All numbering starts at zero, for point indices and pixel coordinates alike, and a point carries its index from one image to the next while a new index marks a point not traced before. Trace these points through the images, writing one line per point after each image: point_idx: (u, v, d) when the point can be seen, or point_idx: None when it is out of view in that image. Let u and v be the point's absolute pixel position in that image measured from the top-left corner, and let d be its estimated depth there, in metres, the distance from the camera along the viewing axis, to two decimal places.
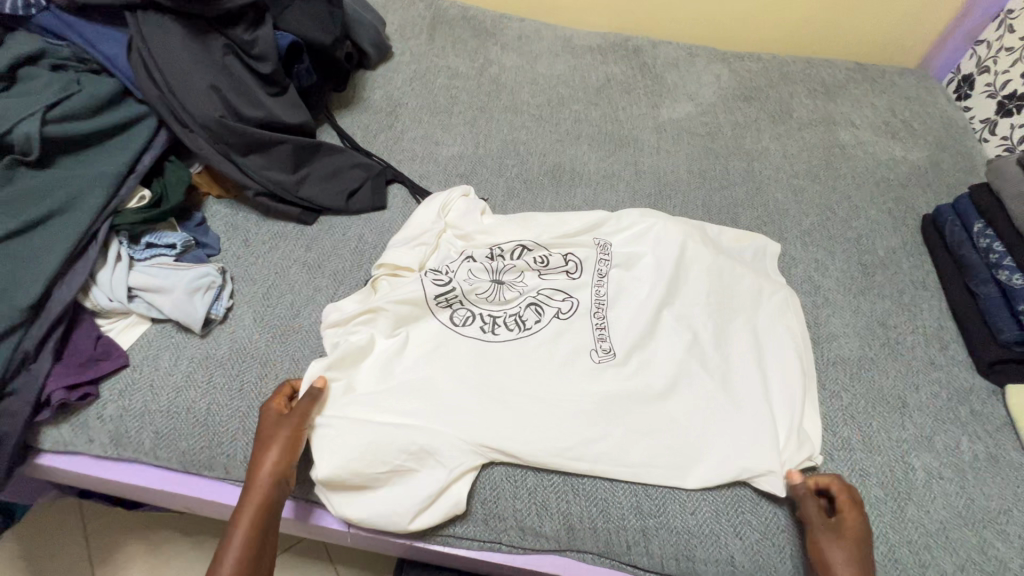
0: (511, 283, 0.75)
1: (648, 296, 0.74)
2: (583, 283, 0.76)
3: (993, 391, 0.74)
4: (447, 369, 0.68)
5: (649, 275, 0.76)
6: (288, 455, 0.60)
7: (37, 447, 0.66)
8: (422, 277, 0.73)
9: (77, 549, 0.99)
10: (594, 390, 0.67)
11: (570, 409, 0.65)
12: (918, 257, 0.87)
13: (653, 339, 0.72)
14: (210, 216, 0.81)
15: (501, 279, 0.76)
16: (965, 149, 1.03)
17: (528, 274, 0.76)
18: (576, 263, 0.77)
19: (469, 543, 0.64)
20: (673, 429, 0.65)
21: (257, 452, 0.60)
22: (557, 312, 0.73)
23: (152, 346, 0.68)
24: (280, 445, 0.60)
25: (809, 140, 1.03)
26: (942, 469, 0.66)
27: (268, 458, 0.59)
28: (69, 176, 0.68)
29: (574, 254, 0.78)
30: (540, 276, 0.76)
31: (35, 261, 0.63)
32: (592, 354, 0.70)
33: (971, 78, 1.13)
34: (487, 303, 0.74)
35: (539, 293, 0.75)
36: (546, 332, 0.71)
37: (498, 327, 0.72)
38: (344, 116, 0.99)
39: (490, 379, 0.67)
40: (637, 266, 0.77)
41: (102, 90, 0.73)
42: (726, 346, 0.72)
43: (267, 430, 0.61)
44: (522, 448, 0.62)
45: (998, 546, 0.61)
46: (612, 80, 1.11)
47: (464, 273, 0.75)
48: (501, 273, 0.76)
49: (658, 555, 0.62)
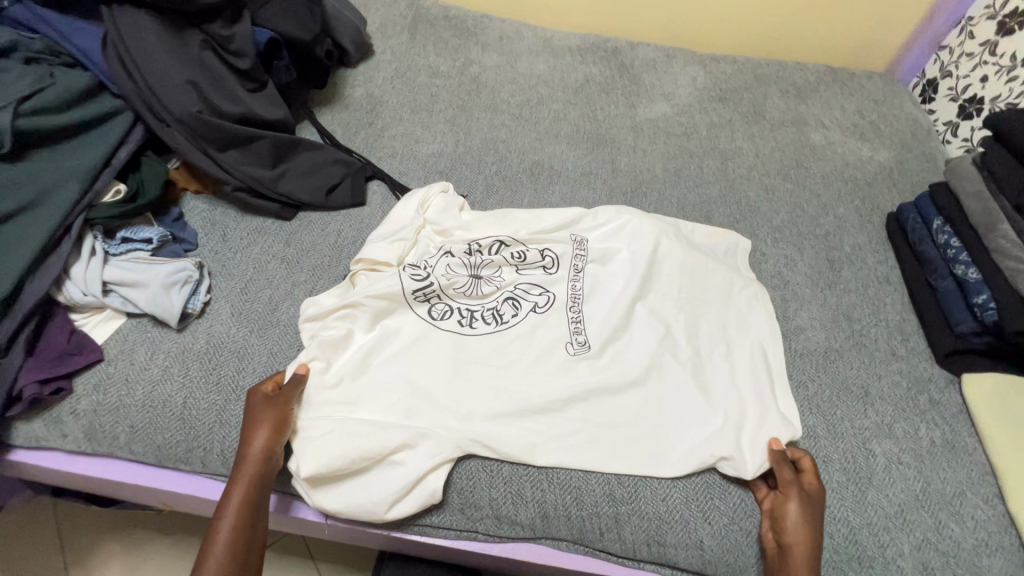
0: (488, 279, 0.77)
1: (623, 290, 0.76)
2: (560, 278, 0.77)
3: (950, 380, 0.77)
4: (426, 362, 0.69)
5: (624, 270, 0.78)
6: (278, 435, 0.60)
7: (10, 443, 0.65)
8: (400, 272, 0.74)
9: (51, 549, 0.98)
10: (568, 382, 0.68)
11: (547, 400, 0.67)
12: (883, 252, 0.91)
13: (627, 331, 0.73)
14: (188, 212, 0.81)
15: (479, 274, 0.77)
16: (928, 151, 1.07)
17: (505, 269, 0.78)
18: (553, 258, 0.79)
19: (447, 533, 0.65)
20: (645, 419, 0.67)
21: (246, 433, 0.60)
22: (534, 306, 0.75)
23: (128, 341, 0.68)
24: (268, 426, 0.60)
25: (781, 140, 1.06)
26: (901, 454, 0.69)
27: (257, 438, 0.60)
28: (43, 170, 0.68)
29: (552, 249, 0.80)
30: (517, 270, 0.78)
31: (7, 255, 0.63)
32: (568, 346, 0.71)
33: (935, 82, 1.17)
34: (465, 297, 0.75)
35: (516, 287, 0.76)
36: (523, 325, 0.73)
37: (476, 321, 0.73)
38: (325, 113, 0.99)
39: (467, 371, 0.68)
40: (613, 261, 0.79)
41: (76, 84, 0.72)
42: (697, 339, 0.74)
43: (256, 412, 0.61)
44: (500, 440, 0.64)
45: (952, 527, 0.64)
46: (591, 80, 1.13)
47: (442, 268, 0.76)
48: (479, 268, 0.77)
49: (630, 541, 0.63)
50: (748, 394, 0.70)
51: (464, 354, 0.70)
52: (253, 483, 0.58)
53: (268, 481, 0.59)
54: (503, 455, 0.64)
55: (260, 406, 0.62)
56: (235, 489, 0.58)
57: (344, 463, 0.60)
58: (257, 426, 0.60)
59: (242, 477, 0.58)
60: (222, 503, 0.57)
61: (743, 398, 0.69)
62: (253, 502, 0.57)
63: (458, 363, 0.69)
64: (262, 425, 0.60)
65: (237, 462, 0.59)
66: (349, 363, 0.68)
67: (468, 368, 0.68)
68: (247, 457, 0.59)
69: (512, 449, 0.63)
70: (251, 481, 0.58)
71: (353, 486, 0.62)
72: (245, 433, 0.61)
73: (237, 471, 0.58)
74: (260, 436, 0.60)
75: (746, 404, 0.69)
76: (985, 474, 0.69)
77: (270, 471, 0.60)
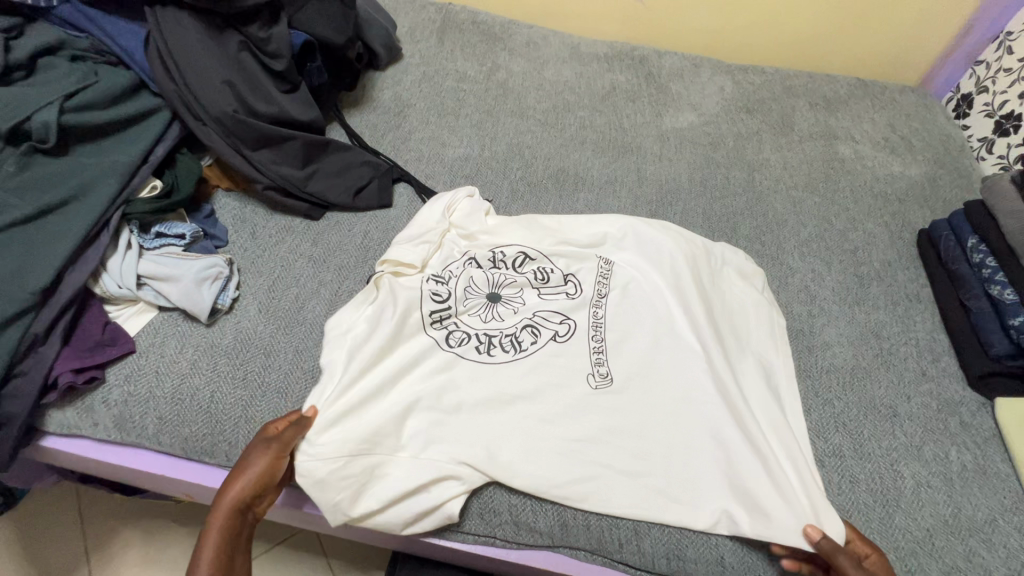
0: (507, 303, 0.77)
1: (645, 318, 0.75)
2: (583, 303, 0.76)
3: (982, 403, 0.75)
4: (446, 391, 0.67)
5: (647, 298, 0.77)
6: (265, 480, 0.59)
7: (43, 429, 0.67)
8: (422, 282, 0.75)
9: (73, 536, 1.00)
10: (587, 412, 0.67)
11: (567, 437, 0.65)
12: (913, 269, 0.89)
13: (654, 360, 0.72)
14: (219, 209, 0.83)
15: (499, 295, 0.77)
16: (962, 167, 1.05)
17: (527, 292, 0.78)
18: (576, 283, 0.78)
19: (465, 536, 0.65)
20: (670, 458, 0.64)
21: (236, 471, 0.59)
22: (554, 335, 0.74)
23: (159, 334, 0.70)
24: (255, 481, 0.58)
25: (809, 153, 1.05)
26: (930, 477, 0.67)
27: (243, 480, 0.58)
28: (85, 165, 0.70)
29: (575, 274, 0.79)
30: (539, 294, 0.77)
31: (49, 246, 0.65)
32: (590, 378, 0.70)
33: (970, 97, 1.15)
34: (483, 322, 0.74)
35: (536, 314, 0.75)
36: (544, 353, 0.72)
37: (494, 348, 0.72)
38: (354, 115, 1.01)
39: (486, 394, 0.67)
40: (636, 288, 0.78)
41: (118, 82, 0.74)
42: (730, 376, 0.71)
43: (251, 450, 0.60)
44: (521, 475, 0.62)
45: (983, 555, 0.62)
46: (617, 88, 1.13)
47: (461, 289, 0.76)
48: (499, 287, 0.77)
49: (649, 553, 0.63)
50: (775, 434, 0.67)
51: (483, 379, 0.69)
52: (235, 515, 0.57)
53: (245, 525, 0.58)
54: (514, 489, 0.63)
55: (257, 444, 0.60)
56: (212, 526, 0.56)
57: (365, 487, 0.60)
58: (245, 472, 0.59)
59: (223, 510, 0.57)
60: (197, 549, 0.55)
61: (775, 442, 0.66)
62: (235, 536, 0.57)
63: (477, 390, 0.68)
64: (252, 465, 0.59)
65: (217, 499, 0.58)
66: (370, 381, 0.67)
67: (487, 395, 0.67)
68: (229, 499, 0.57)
69: (527, 482, 0.62)
70: (234, 514, 0.57)
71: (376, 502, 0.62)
72: (233, 472, 0.59)
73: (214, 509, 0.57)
74: (250, 473, 0.58)
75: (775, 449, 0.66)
76: (1018, 502, 0.66)
77: (248, 516, 0.59)
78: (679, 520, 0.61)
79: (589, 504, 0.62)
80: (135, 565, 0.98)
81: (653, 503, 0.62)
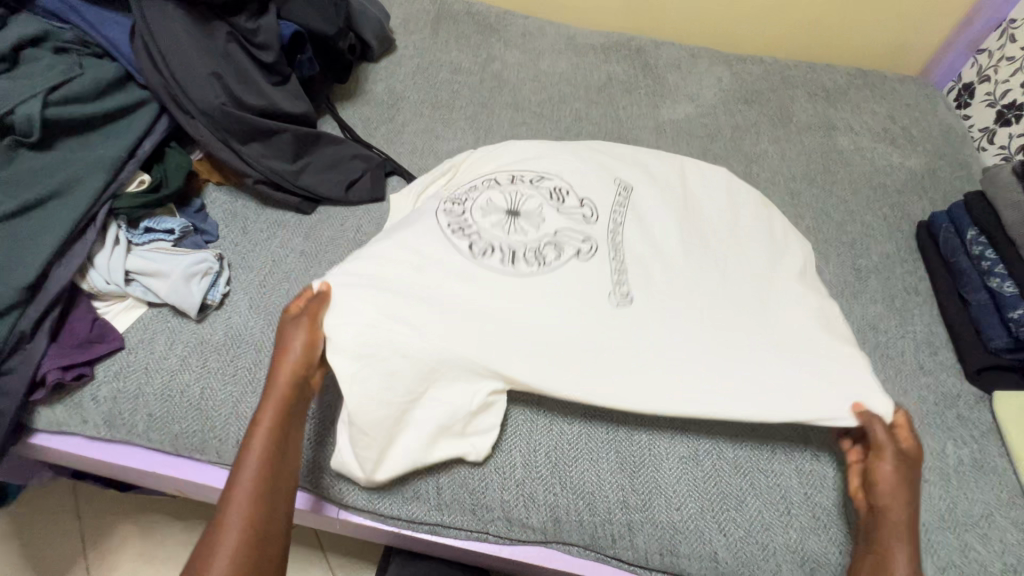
0: (526, 218, 0.68)
1: (691, 284, 0.67)
2: (604, 224, 0.69)
3: (980, 398, 0.74)
4: (447, 368, 0.66)
5: (672, 214, 0.72)
6: (309, 347, 0.60)
7: (33, 426, 0.67)
8: (436, 213, 0.70)
9: (70, 532, 1.00)
10: (589, 395, 0.67)
11: (565, 424, 0.66)
12: (912, 262, 0.88)
13: None
14: (209, 204, 0.81)
15: (517, 211, 0.69)
16: (963, 158, 1.04)
17: (546, 208, 0.69)
18: (594, 207, 0.70)
19: (457, 533, 0.65)
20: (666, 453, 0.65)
21: (281, 341, 0.60)
22: (576, 253, 0.66)
23: (148, 331, 0.69)
24: (300, 345, 0.60)
25: (808, 144, 1.03)
26: (927, 472, 0.67)
27: (294, 341, 0.60)
28: (70, 159, 0.69)
29: (589, 198, 0.71)
30: (559, 209, 0.69)
31: (34, 241, 0.64)
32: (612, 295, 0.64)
33: (971, 87, 1.13)
34: (502, 239, 0.67)
35: (559, 231, 0.67)
36: (568, 270, 0.65)
37: (518, 262, 0.65)
38: (347, 107, 0.99)
39: (498, 348, 0.61)
40: (659, 207, 0.73)
41: (104, 74, 0.73)
42: (776, 323, 0.66)
43: (287, 327, 0.61)
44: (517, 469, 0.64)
45: (977, 549, 0.62)
46: (613, 79, 1.11)
47: (476, 216, 0.69)
48: (518, 204, 0.69)
49: (642, 549, 0.63)
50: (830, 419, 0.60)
51: None
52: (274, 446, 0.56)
53: (298, 399, 0.59)
54: (516, 484, 0.64)
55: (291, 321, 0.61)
56: (242, 474, 0.55)
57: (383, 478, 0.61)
58: (290, 344, 0.60)
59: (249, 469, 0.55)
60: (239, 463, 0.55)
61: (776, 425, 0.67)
62: (274, 473, 0.55)
63: None
64: (298, 347, 0.60)
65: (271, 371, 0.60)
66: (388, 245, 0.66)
67: (497, 372, 0.66)
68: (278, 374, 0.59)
69: (519, 477, 0.64)
70: (268, 445, 0.56)
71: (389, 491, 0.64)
72: (280, 341, 0.61)
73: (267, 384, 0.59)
74: (296, 339, 0.60)
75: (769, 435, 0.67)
76: (1015, 496, 0.66)
77: (299, 389, 0.60)
78: (670, 514, 0.62)
79: (584, 498, 0.63)
80: (132, 560, 0.98)
81: (646, 498, 0.63)
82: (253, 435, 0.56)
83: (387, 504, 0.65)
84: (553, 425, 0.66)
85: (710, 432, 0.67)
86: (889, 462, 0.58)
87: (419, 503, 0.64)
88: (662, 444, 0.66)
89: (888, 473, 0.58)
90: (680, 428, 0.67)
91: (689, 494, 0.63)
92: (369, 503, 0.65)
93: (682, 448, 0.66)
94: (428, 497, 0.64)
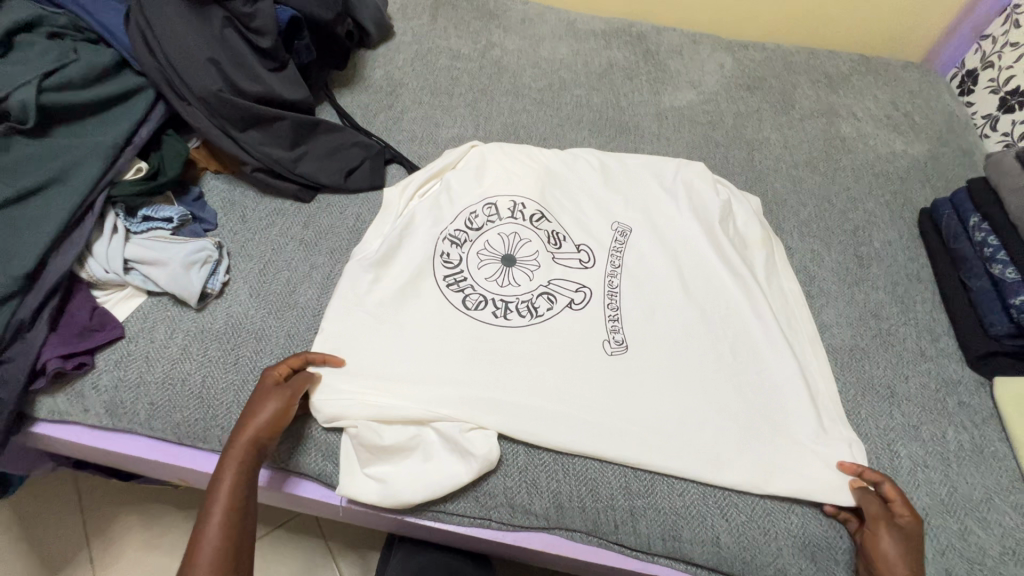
0: (523, 267, 0.77)
1: (678, 333, 0.72)
2: (597, 273, 0.76)
3: (981, 384, 0.74)
4: (444, 363, 0.67)
5: (659, 253, 0.79)
6: (281, 412, 0.60)
7: (34, 416, 0.67)
8: (436, 242, 0.77)
9: (73, 521, 1.00)
10: (590, 394, 0.66)
11: (566, 415, 0.65)
12: (913, 249, 0.87)
13: (656, 323, 0.73)
14: (208, 191, 0.81)
15: (514, 258, 0.77)
16: (966, 145, 1.04)
17: (542, 257, 0.77)
18: (590, 253, 0.78)
19: (460, 519, 0.65)
20: (674, 450, 0.63)
21: (248, 411, 0.60)
22: (570, 303, 0.73)
23: (149, 319, 0.69)
24: (267, 417, 0.59)
25: (810, 131, 1.03)
26: (927, 457, 0.67)
27: (258, 413, 0.59)
28: (66, 146, 0.68)
29: (588, 244, 0.79)
30: (553, 257, 0.78)
31: (32, 230, 0.63)
32: (605, 345, 0.70)
33: (974, 73, 1.12)
34: (499, 287, 0.74)
35: (551, 283, 0.75)
36: (559, 318, 0.72)
37: (511, 313, 0.72)
38: (345, 95, 0.98)
39: (495, 376, 0.67)
40: (649, 252, 0.79)
41: (99, 60, 0.72)
42: (756, 352, 0.72)
43: (262, 390, 0.61)
44: (517, 456, 0.64)
45: (976, 533, 0.62)
46: (615, 65, 1.10)
47: (472, 256, 0.77)
48: (514, 250, 0.78)
49: (645, 535, 0.63)
50: (805, 466, 0.63)
51: (489, 359, 0.68)
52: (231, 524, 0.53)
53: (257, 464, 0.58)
54: (518, 471, 0.64)
55: (269, 387, 0.61)
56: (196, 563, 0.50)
57: (386, 472, 0.63)
58: (255, 415, 0.59)
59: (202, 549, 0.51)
60: (196, 534, 0.52)
61: (783, 422, 0.67)
62: (233, 549, 0.52)
63: (485, 367, 0.67)
64: (261, 420, 0.59)
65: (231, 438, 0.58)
66: (398, 274, 0.73)
67: (499, 370, 0.67)
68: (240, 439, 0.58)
69: (520, 464, 0.64)
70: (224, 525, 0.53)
71: (389, 480, 0.62)
72: (244, 411, 0.60)
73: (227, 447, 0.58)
74: (263, 407, 0.60)
75: (777, 432, 0.66)
76: (1015, 481, 0.66)
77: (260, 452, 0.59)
78: (669, 507, 0.63)
79: (586, 489, 0.63)
80: (137, 548, 0.99)
81: (646, 493, 0.63)
82: (207, 514, 0.53)
83: None
84: None
85: None
86: (893, 537, 0.57)
87: None
88: None
89: (894, 552, 0.56)
90: None
91: (691, 491, 0.63)
92: None
93: None
94: None
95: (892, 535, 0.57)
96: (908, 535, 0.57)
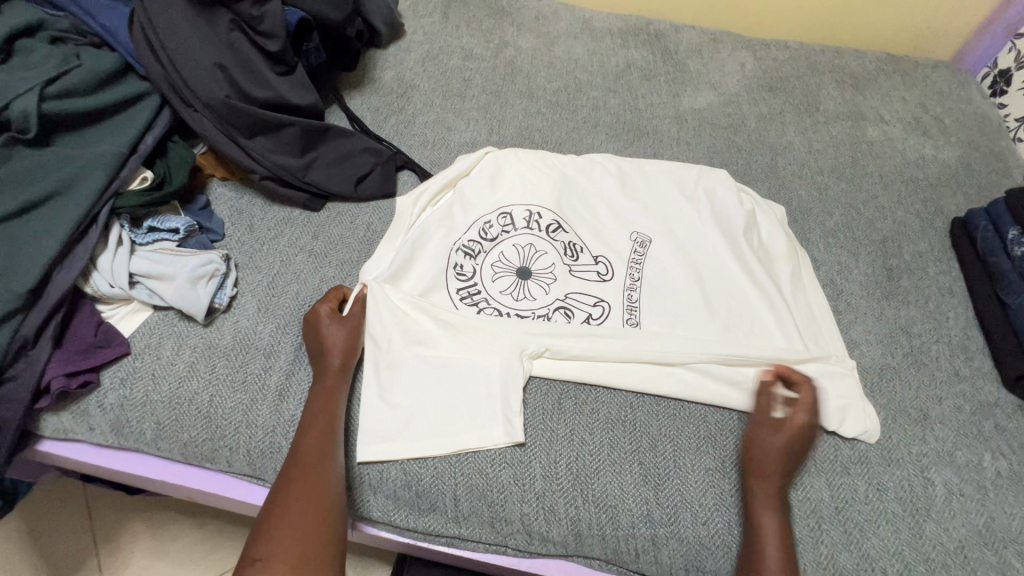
0: (539, 279, 0.74)
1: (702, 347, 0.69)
2: (615, 285, 0.74)
3: (1019, 407, 0.71)
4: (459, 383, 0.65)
5: (680, 264, 0.76)
6: (352, 336, 0.66)
7: (39, 434, 0.65)
8: (449, 253, 0.74)
9: (81, 528, 0.99)
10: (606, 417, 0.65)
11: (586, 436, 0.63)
12: (946, 262, 0.84)
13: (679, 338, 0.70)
14: (215, 200, 0.79)
15: (530, 270, 0.74)
16: (999, 150, 0.99)
17: (558, 270, 0.75)
18: (608, 265, 0.75)
19: (476, 545, 0.63)
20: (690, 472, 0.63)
21: (322, 334, 0.66)
22: (588, 317, 0.71)
23: (155, 335, 0.67)
24: (340, 348, 0.65)
25: (835, 135, 0.99)
26: (962, 485, 0.64)
27: (335, 334, 0.65)
28: (69, 156, 0.65)
29: (605, 254, 0.76)
30: (570, 269, 0.75)
31: (34, 244, 0.61)
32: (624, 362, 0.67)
33: (1008, 73, 1.07)
34: (514, 300, 0.72)
35: (568, 297, 0.73)
36: (579, 331, 0.69)
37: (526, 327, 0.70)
38: (355, 97, 0.95)
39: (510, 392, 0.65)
40: (669, 263, 0.76)
41: (102, 65, 0.70)
42: None
43: (317, 320, 0.66)
44: (536, 480, 0.62)
45: (1016, 567, 0.60)
46: (631, 65, 1.07)
47: (487, 269, 0.74)
48: (530, 262, 0.75)
49: (667, 564, 0.61)
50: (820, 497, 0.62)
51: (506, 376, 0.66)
52: (303, 541, 0.52)
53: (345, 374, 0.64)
54: (542, 490, 0.62)
55: (328, 314, 0.67)
56: (303, 449, 0.58)
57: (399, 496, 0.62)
58: (331, 346, 0.65)
59: (279, 569, 0.50)
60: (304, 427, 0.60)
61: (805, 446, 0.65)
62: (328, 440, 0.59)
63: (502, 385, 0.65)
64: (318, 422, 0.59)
65: (317, 355, 0.65)
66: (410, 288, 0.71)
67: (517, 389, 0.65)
68: (331, 354, 0.64)
69: (540, 489, 0.62)
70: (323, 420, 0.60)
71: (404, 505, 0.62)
72: (318, 335, 0.66)
73: (319, 361, 0.64)
74: (335, 332, 0.66)
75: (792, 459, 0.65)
76: None
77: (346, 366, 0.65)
78: (694, 536, 0.60)
79: (609, 516, 0.61)
80: (145, 557, 0.98)
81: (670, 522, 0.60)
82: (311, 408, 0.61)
83: (404, 516, 0.63)
84: (573, 435, 0.64)
85: (737, 439, 0.66)
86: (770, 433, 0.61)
87: (437, 515, 0.63)
88: (690, 457, 0.64)
89: (767, 444, 0.61)
90: (707, 439, 0.65)
91: (714, 522, 0.60)
92: (386, 515, 0.63)
93: (708, 460, 0.64)
94: (446, 508, 0.62)
95: (769, 429, 0.62)
96: (788, 431, 0.61)
